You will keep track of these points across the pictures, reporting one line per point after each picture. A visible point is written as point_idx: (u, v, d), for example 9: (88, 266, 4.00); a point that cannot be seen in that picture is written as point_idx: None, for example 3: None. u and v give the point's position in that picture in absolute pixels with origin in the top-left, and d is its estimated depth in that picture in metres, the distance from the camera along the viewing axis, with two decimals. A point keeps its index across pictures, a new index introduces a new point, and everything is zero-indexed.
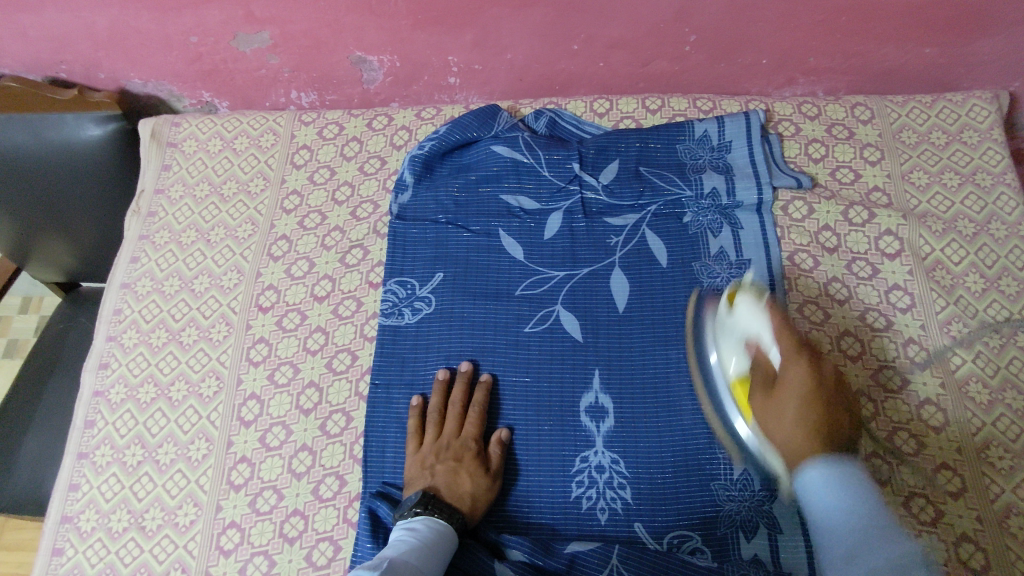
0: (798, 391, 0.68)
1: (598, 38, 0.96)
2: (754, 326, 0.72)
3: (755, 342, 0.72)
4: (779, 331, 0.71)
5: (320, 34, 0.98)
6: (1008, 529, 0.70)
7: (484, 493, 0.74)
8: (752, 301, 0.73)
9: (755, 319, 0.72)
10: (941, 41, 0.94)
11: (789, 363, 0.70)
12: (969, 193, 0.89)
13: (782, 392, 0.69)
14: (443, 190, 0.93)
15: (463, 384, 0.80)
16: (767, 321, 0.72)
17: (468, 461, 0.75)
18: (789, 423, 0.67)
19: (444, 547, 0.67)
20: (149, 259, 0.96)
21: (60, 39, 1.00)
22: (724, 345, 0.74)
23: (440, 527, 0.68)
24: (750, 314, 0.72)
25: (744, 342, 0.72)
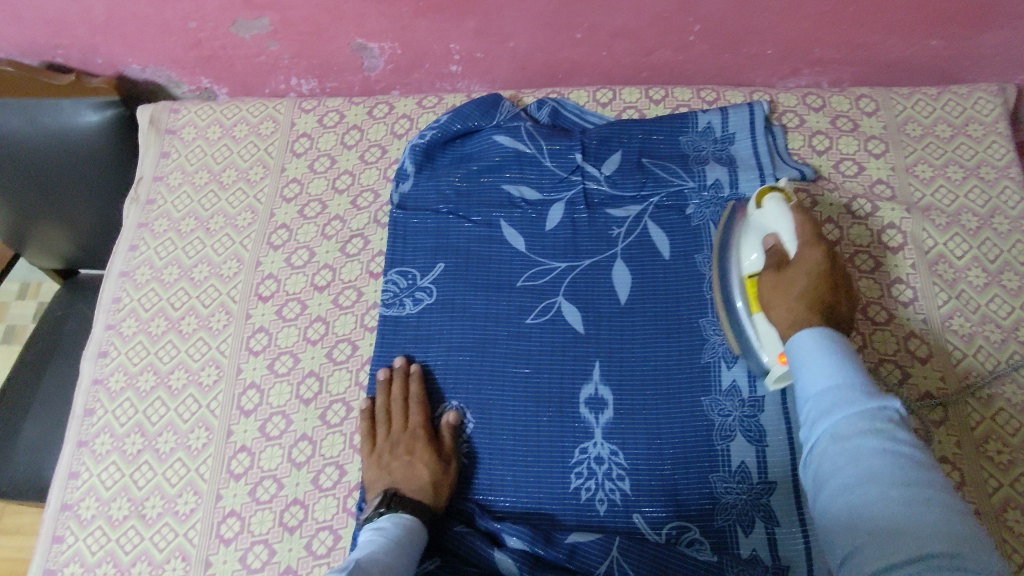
0: (806, 271, 0.69)
1: (602, 27, 0.95)
2: (777, 221, 0.73)
3: (774, 235, 0.73)
4: (798, 227, 0.72)
5: (321, 20, 0.97)
6: (1005, 523, 0.70)
7: (444, 478, 0.75)
8: (779, 200, 0.74)
9: (776, 215, 0.73)
10: (949, 34, 0.93)
11: (803, 250, 0.70)
12: (973, 187, 0.89)
13: (793, 268, 0.70)
14: (445, 179, 0.92)
15: (402, 378, 0.80)
16: (790, 215, 0.73)
17: (420, 452, 0.75)
18: (790, 300, 0.69)
19: (413, 543, 0.67)
20: (148, 247, 0.96)
21: (57, 22, 0.99)
22: (747, 240, 0.76)
23: (407, 523, 0.69)
24: (775, 210, 0.73)
25: (765, 236, 0.74)
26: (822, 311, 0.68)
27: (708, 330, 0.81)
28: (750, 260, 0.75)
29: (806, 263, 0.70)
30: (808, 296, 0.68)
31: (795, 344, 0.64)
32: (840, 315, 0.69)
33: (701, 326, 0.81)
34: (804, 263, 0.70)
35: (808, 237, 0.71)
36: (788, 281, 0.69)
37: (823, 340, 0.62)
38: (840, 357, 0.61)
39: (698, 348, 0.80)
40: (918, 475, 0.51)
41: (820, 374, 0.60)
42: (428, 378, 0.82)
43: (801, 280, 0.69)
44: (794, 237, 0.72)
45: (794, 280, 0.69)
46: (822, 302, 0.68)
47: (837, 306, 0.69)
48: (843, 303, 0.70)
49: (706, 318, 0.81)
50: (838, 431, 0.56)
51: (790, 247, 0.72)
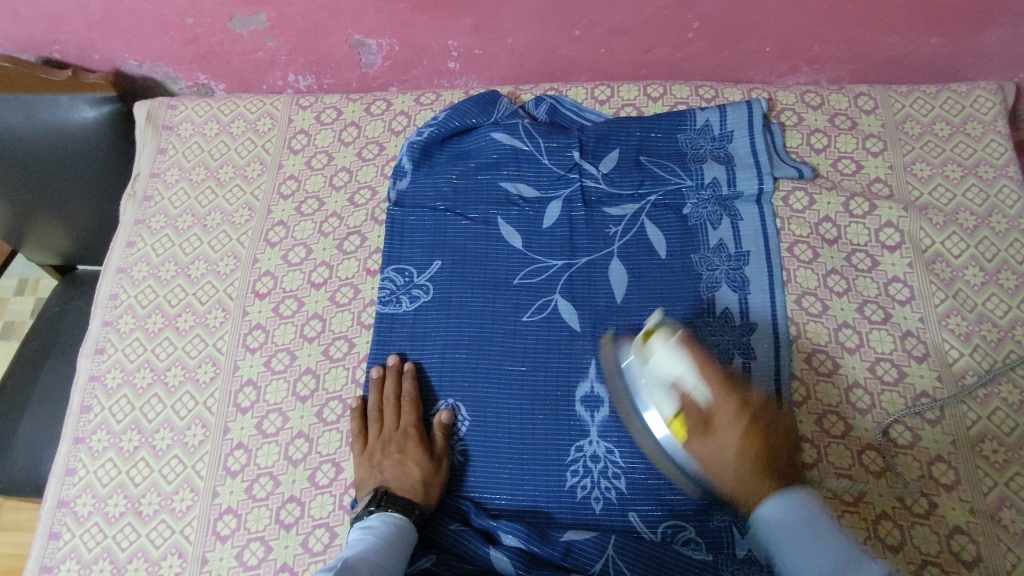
0: (734, 429, 0.67)
1: (600, 24, 0.95)
2: (676, 367, 0.68)
3: (679, 385, 0.67)
4: (700, 368, 0.68)
5: (319, 16, 0.96)
6: (1001, 522, 0.70)
7: (435, 477, 0.75)
8: (667, 338, 0.69)
9: (671, 361, 0.68)
10: (948, 31, 0.93)
11: (719, 402, 0.68)
12: (971, 186, 0.89)
13: (718, 430, 0.67)
14: (442, 176, 0.92)
15: (394, 377, 0.80)
16: (688, 355, 0.68)
17: (412, 451, 0.75)
18: (733, 467, 0.66)
19: (405, 542, 0.69)
20: (145, 244, 0.96)
21: (54, 18, 0.98)
22: (651, 393, 0.69)
23: (398, 521, 0.70)
24: (669, 356, 0.68)
25: (667, 386, 0.68)
26: (766, 465, 0.66)
27: (704, 330, 0.81)
28: (665, 411, 0.68)
29: (726, 421, 0.67)
30: (750, 458, 0.66)
31: (766, 520, 0.63)
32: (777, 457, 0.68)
33: (698, 325, 0.81)
34: (726, 421, 0.67)
35: (715, 385, 0.68)
36: (722, 445, 0.66)
37: (792, 507, 0.63)
38: (812, 519, 0.62)
39: None
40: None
41: None
42: (420, 376, 0.82)
43: (733, 440, 0.66)
44: (701, 386, 0.67)
45: (725, 439, 0.66)
46: (763, 453, 0.67)
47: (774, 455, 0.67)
48: (773, 437, 0.69)
49: (702, 318, 0.82)
50: None
51: (703, 399, 0.68)
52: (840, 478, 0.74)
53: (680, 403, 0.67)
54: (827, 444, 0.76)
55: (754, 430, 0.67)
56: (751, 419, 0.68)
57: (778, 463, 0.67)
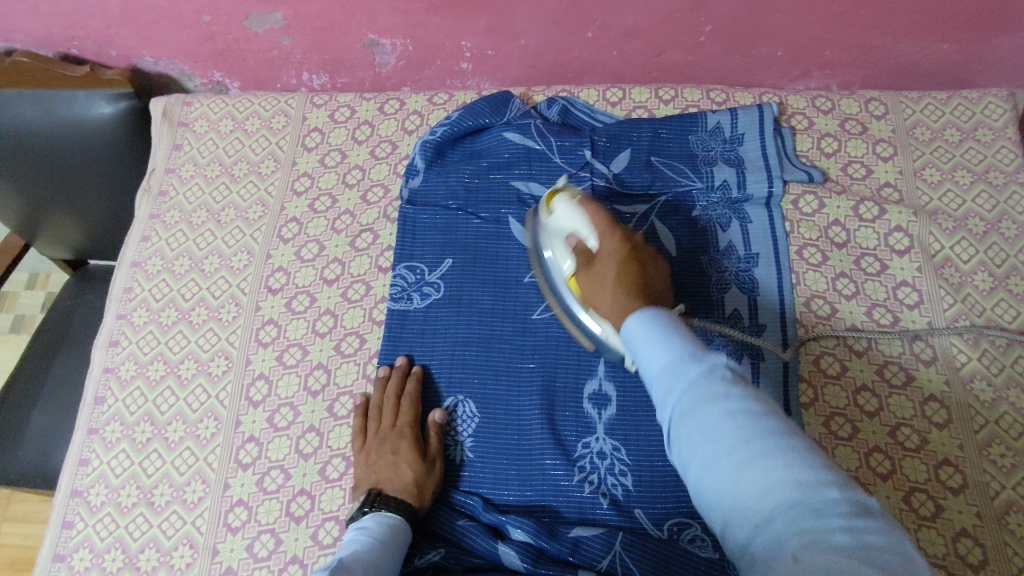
0: (613, 262, 0.68)
1: (613, 26, 0.96)
2: (573, 220, 0.73)
3: (575, 234, 0.73)
4: (593, 218, 0.71)
5: (334, 15, 0.97)
6: (1007, 526, 0.71)
7: (428, 479, 0.75)
8: (568, 199, 0.75)
9: (570, 215, 0.73)
10: (959, 38, 0.93)
11: (602, 234, 0.70)
12: (981, 192, 0.89)
13: (602, 265, 0.69)
14: (454, 175, 0.93)
15: (398, 378, 0.81)
16: (582, 212, 0.72)
17: (405, 452, 0.75)
18: (609, 284, 0.67)
19: (398, 543, 0.68)
20: (160, 238, 0.97)
21: (73, 15, 1.00)
22: (556, 249, 0.76)
23: (392, 521, 0.70)
24: (567, 211, 0.74)
25: (566, 237, 0.74)
26: (639, 285, 0.66)
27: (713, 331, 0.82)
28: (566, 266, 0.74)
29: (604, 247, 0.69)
30: (622, 276, 0.67)
31: (628, 329, 0.58)
32: (655, 283, 0.68)
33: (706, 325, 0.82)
34: (608, 255, 0.69)
35: (602, 223, 0.71)
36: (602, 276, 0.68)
37: (650, 316, 0.57)
38: (669, 327, 0.56)
39: None
40: (779, 458, 0.44)
41: (657, 352, 0.54)
42: (427, 377, 0.82)
43: (609, 261, 0.68)
44: (589, 228, 0.71)
45: (606, 272, 0.68)
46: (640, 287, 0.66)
47: (648, 280, 0.67)
48: (654, 275, 0.69)
49: (711, 319, 0.82)
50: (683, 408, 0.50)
51: (590, 238, 0.71)
52: None
53: (575, 251, 0.72)
54: (834, 446, 0.76)
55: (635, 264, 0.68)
56: (636, 257, 0.69)
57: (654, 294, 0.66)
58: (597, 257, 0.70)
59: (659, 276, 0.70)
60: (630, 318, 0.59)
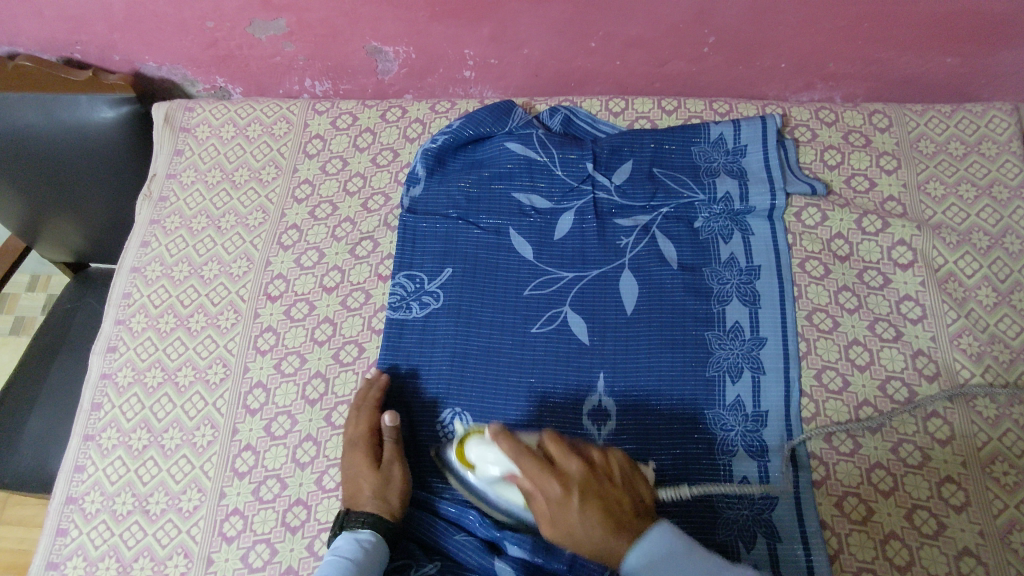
0: (572, 509, 0.62)
1: (616, 37, 0.95)
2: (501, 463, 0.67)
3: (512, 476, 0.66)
4: (518, 460, 0.64)
5: (337, 22, 0.97)
6: (1010, 545, 0.70)
7: (390, 486, 0.73)
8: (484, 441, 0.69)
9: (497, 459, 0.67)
10: (963, 52, 0.93)
11: (541, 486, 0.63)
12: (985, 206, 0.88)
13: (558, 513, 0.62)
14: (455, 184, 0.93)
15: (364, 390, 0.80)
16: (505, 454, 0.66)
17: (360, 465, 0.74)
18: (586, 539, 0.61)
19: (374, 564, 0.68)
20: (159, 243, 0.96)
21: (77, 19, 1.00)
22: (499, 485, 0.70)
23: (366, 541, 0.69)
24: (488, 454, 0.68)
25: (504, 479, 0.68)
26: (612, 522, 0.61)
27: (714, 345, 0.81)
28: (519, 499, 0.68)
29: (553, 507, 0.62)
30: (597, 531, 0.61)
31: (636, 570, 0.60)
32: (620, 500, 0.64)
33: (707, 340, 0.81)
34: (560, 502, 0.62)
35: (535, 475, 0.63)
36: (570, 525, 0.62)
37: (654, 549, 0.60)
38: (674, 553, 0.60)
39: (704, 361, 0.80)
40: None
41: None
42: (423, 389, 0.82)
43: (570, 519, 0.62)
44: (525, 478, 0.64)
45: (571, 523, 0.62)
46: (612, 518, 0.62)
47: (617, 510, 0.63)
48: (612, 488, 0.64)
49: (712, 334, 0.82)
50: None
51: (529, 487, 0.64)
52: (849, 497, 0.74)
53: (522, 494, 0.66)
54: (835, 461, 0.75)
55: (594, 496, 0.62)
56: (589, 483, 0.63)
57: (627, 517, 0.62)
58: (549, 517, 0.63)
59: (621, 489, 0.64)
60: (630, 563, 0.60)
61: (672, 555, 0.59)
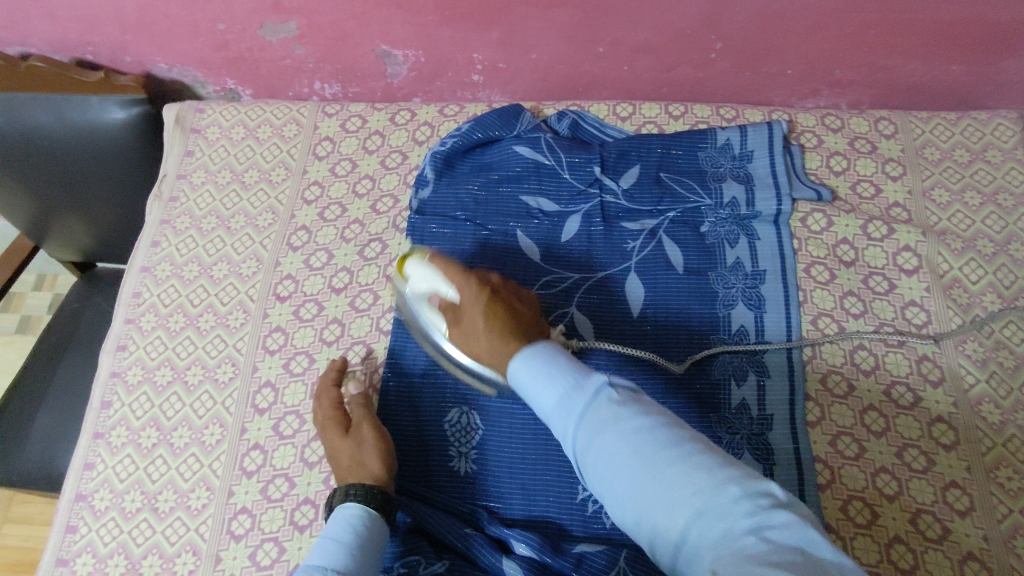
0: (478, 314, 0.73)
1: (624, 42, 0.96)
2: (429, 281, 0.78)
3: (435, 293, 0.77)
4: (447, 275, 0.77)
5: (347, 26, 0.98)
6: (1015, 550, 0.70)
7: (364, 447, 0.75)
8: (421, 261, 0.79)
9: (426, 276, 0.78)
10: (969, 60, 0.94)
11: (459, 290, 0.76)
12: (990, 213, 0.89)
13: (468, 318, 0.74)
14: (463, 187, 0.93)
15: (330, 375, 0.82)
16: (435, 272, 0.78)
17: (336, 442, 0.76)
18: (482, 336, 0.72)
19: (367, 544, 0.66)
20: (170, 243, 0.97)
21: (90, 20, 1.01)
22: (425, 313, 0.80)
23: (356, 521, 0.67)
24: (420, 272, 0.79)
25: (429, 299, 0.78)
26: (508, 323, 0.72)
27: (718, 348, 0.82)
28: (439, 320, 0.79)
29: (466, 303, 0.75)
30: (495, 325, 0.72)
31: (515, 372, 0.65)
32: (523, 317, 0.74)
33: (712, 343, 0.82)
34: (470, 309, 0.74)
35: (456, 281, 0.76)
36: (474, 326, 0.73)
37: (533, 355, 0.65)
38: (554, 362, 0.63)
39: (708, 364, 0.81)
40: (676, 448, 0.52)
41: (548, 390, 0.61)
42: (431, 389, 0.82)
43: (475, 311, 0.74)
44: (449, 289, 0.76)
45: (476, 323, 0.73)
46: (508, 324, 0.72)
47: (516, 318, 0.73)
48: (518, 310, 0.75)
49: (717, 337, 0.82)
50: (583, 429, 0.57)
51: (453, 296, 0.76)
52: (854, 501, 0.74)
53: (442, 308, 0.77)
54: (840, 466, 0.76)
55: (497, 307, 0.73)
56: (495, 300, 0.74)
57: (524, 325, 0.73)
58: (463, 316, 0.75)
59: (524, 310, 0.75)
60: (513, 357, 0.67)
61: (548, 355, 0.65)
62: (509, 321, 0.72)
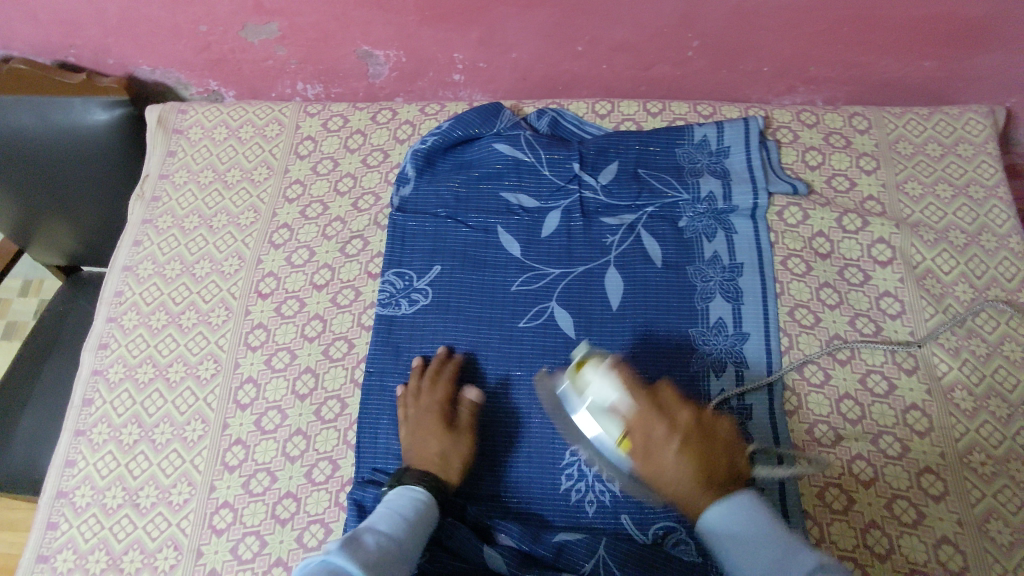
0: (668, 455, 0.63)
1: (602, 40, 0.98)
2: (605, 394, 0.67)
3: (611, 409, 0.66)
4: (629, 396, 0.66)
5: (328, 27, 0.99)
6: (988, 532, 0.71)
7: (456, 452, 0.76)
8: (598, 367, 0.69)
9: (603, 388, 0.67)
10: (940, 55, 0.96)
11: (648, 423, 0.65)
12: (962, 205, 0.91)
13: (652, 453, 0.64)
14: (444, 184, 0.94)
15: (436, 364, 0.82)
16: (614, 388, 0.67)
17: (432, 426, 0.76)
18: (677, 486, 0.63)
19: (422, 520, 0.68)
20: (152, 242, 0.97)
21: (71, 23, 1.01)
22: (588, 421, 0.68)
23: (419, 498, 0.70)
24: (596, 382, 0.68)
25: (600, 413, 0.67)
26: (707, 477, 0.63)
27: (697, 339, 0.83)
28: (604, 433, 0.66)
29: (654, 442, 0.64)
30: (691, 480, 0.63)
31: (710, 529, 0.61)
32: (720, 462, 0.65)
33: (691, 334, 0.83)
34: (657, 445, 0.64)
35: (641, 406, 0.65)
36: (657, 465, 0.64)
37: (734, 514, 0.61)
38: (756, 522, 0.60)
39: (688, 355, 0.82)
40: None
41: (750, 548, 0.58)
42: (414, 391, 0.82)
43: (668, 456, 0.63)
44: (632, 411, 0.65)
45: (664, 466, 0.63)
46: (705, 478, 0.63)
47: (715, 468, 0.64)
48: (716, 452, 0.65)
49: (695, 327, 0.83)
50: None
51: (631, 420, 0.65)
52: (831, 487, 0.75)
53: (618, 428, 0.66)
54: (817, 453, 0.77)
55: (693, 451, 0.64)
56: (693, 439, 0.65)
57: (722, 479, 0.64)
58: (647, 451, 0.64)
59: (725, 451, 0.66)
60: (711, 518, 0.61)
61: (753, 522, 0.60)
62: (707, 482, 0.63)
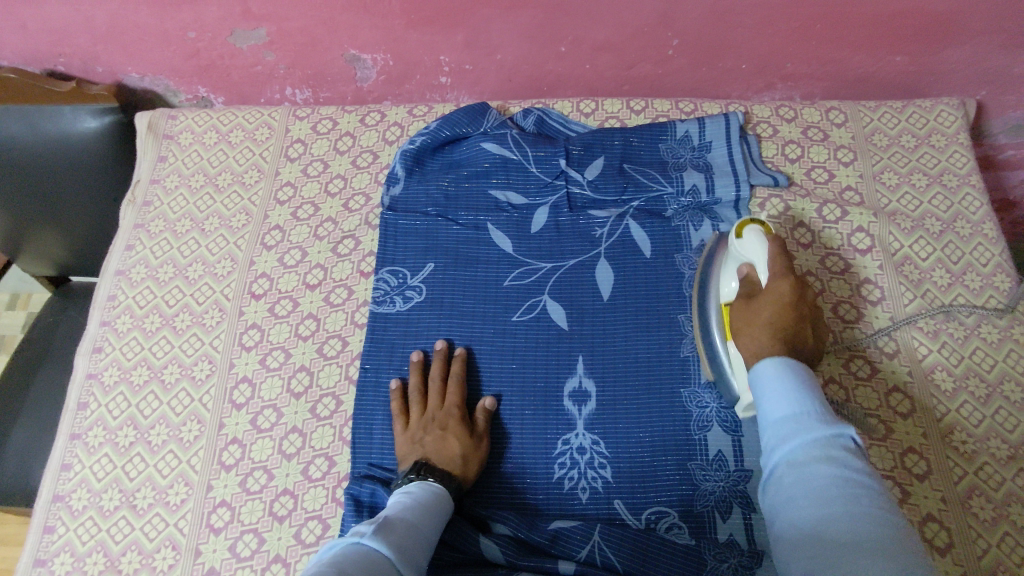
0: (771, 305, 0.70)
1: (585, 41, 1.00)
2: (754, 251, 0.74)
3: (749, 266, 0.74)
4: (772, 257, 0.72)
5: (316, 31, 1.01)
6: (970, 509, 0.74)
7: (475, 454, 0.77)
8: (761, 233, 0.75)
9: (755, 247, 0.74)
10: (911, 50, 0.99)
11: (773, 280, 0.71)
12: (936, 194, 0.94)
13: (762, 300, 0.71)
14: (434, 183, 0.96)
15: (440, 360, 0.83)
16: (763, 249, 0.74)
17: (454, 428, 0.77)
18: (757, 326, 0.69)
19: (437, 508, 0.68)
20: (144, 247, 0.98)
21: (60, 31, 1.02)
22: (725, 270, 0.78)
23: (436, 489, 0.70)
24: (754, 241, 0.75)
25: (741, 266, 0.75)
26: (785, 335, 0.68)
27: (686, 326, 0.84)
28: (728, 287, 0.76)
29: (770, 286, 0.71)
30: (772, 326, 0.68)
31: (762, 369, 0.64)
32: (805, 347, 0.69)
33: (680, 321, 0.85)
34: (772, 295, 0.70)
35: (778, 265, 0.72)
36: (755, 310, 0.71)
37: (791, 367, 0.63)
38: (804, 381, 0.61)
39: (677, 342, 0.84)
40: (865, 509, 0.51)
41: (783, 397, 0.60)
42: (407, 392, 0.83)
43: (769, 305, 0.70)
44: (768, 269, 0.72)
45: (762, 312, 0.70)
46: (787, 337, 0.68)
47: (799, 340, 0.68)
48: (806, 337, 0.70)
49: (684, 315, 0.85)
50: (793, 452, 0.56)
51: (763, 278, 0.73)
52: None
53: (742, 280, 0.74)
54: None
55: (793, 315, 0.69)
56: (800, 309, 0.70)
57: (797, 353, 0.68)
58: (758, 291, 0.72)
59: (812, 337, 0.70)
60: (764, 362, 0.64)
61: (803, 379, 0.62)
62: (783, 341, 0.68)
